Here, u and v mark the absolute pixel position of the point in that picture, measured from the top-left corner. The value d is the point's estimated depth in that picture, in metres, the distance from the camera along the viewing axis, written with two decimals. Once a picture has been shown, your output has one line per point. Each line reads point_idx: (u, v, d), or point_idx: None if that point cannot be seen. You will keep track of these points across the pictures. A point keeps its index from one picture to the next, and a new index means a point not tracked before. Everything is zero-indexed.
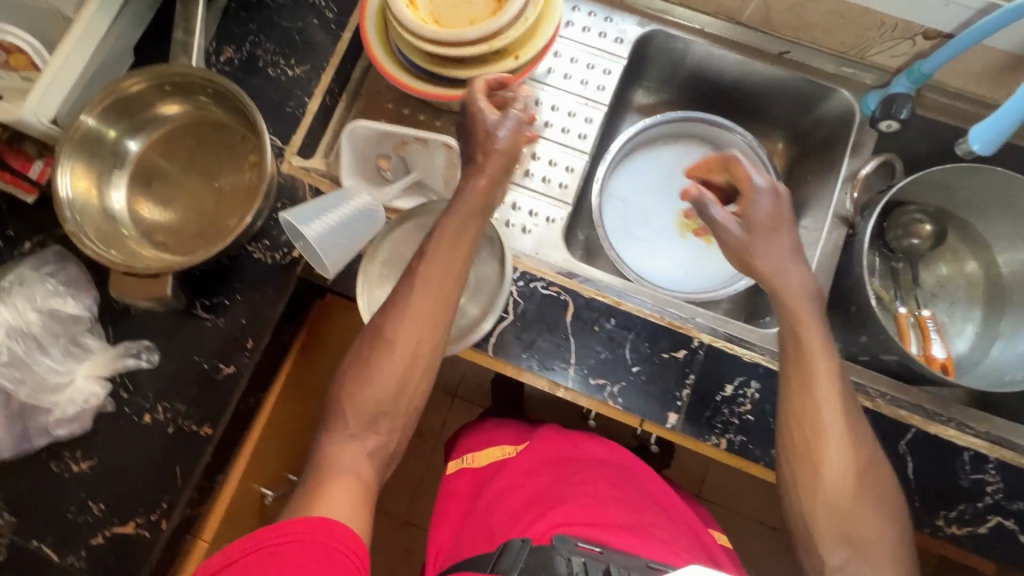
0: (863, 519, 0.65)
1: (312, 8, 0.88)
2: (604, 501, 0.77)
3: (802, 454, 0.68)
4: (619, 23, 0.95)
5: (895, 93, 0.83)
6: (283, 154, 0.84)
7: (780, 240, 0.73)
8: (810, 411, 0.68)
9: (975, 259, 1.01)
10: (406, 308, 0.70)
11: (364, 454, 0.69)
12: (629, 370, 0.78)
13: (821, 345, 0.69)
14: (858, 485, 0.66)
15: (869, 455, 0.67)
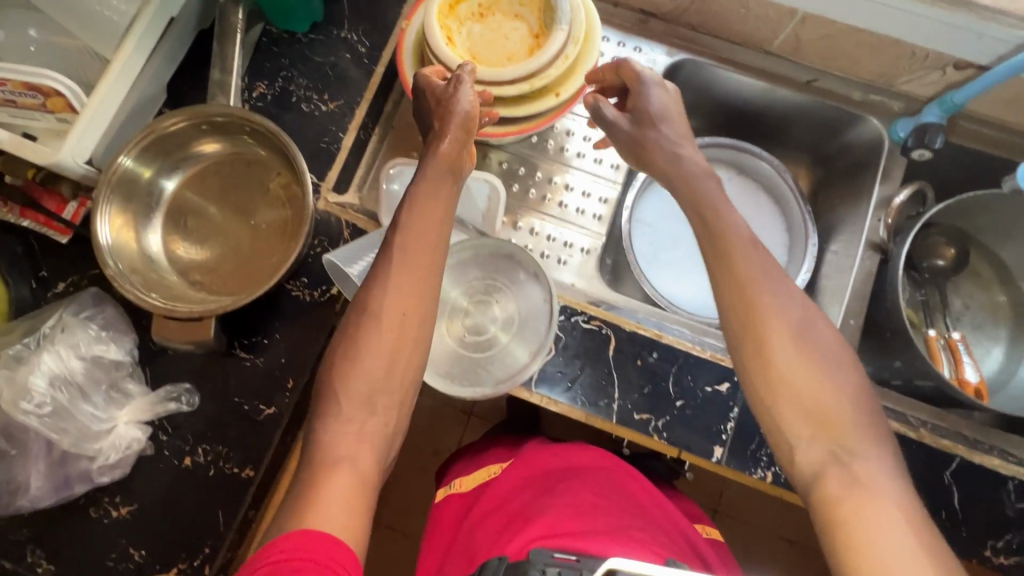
0: (830, 406, 0.54)
1: (344, 43, 0.88)
2: (588, 509, 0.74)
3: (750, 340, 0.58)
4: (648, 53, 0.95)
5: (927, 122, 0.84)
6: (319, 190, 0.84)
7: (663, 130, 0.73)
8: (737, 289, 0.59)
9: (1001, 281, 1.01)
10: (389, 275, 0.65)
11: (363, 437, 0.59)
12: (673, 404, 0.77)
13: (729, 230, 0.63)
14: (820, 376, 0.55)
15: (822, 341, 0.57)
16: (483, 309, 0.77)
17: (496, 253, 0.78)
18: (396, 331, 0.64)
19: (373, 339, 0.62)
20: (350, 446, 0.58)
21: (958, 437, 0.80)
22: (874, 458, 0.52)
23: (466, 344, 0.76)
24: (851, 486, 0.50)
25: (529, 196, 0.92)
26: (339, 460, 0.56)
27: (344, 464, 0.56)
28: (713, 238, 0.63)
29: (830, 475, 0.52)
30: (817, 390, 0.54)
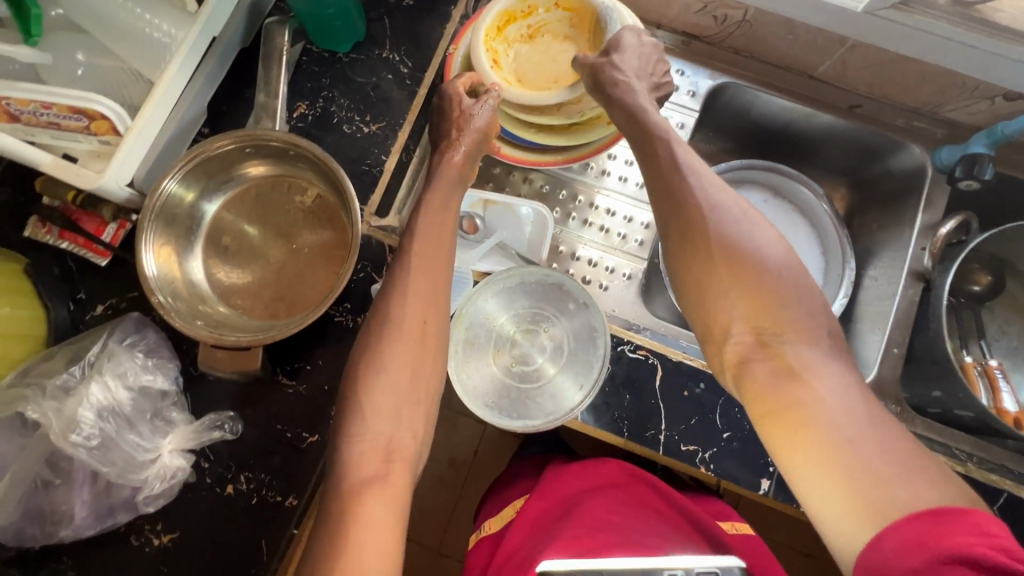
0: (755, 297, 0.61)
1: (386, 63, 0.87)
2: (606, 526, 0.69)
3: (682, 253, 0.66)
4: (691, 77, 0.95)
5: (976, 152, 0.83)
6: (361, 214, 0.83)
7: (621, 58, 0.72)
8: (679, 215, 0.66)
9: None
10: (404, 288, 0.69)
11: (388, 446, 0.64)
12: (721, 435, 0.76)
13: (660, 148, 0.68)
14: (745, 275, 0.61)
15: (747, 241, 0.63)
16: (531, 337, 0.77)
17: (543, 283, 0.77)
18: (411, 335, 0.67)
19: (396, 349, 0.67)
20: (380, 464, 0.62)
21: (1005, 470, 0.80)
22: (799, 338, 0.58)
23: (512, 373, 0.76)
24: (776, 369, 0.58)
25: (570, 220, 0.91)
26: (368, 481, 0.61)
27: (373, 483, 0.61)
28: (648, 163, 0.69)
29: (759, 363, 0.59)
30: (740, 285, 0.61)
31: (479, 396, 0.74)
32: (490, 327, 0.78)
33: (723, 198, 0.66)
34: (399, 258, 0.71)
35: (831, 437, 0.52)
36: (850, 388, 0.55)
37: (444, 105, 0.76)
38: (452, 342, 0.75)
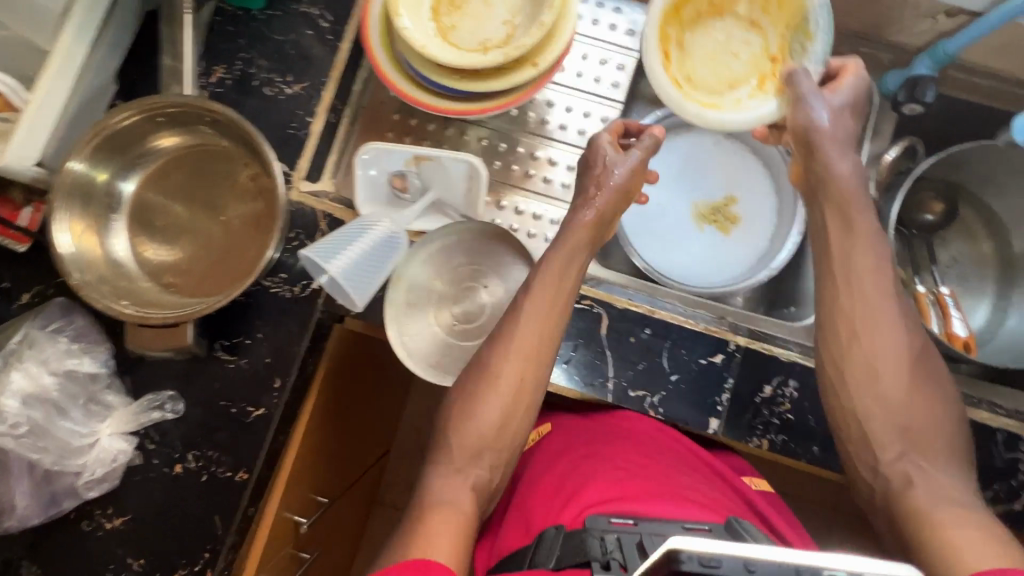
0: (919, 424, 0.64)
1: (305, 18, 0.82)
2: (644, 474, 0.66)
3: (854, 374, 0.67)
4: (629, 14, 0.91)
5: (918, 75, 0.82)
6: (291, 180, 0.80)
7: (829, 136, 0.73)
8: (859, 311, 0.68)
9: (991, 240, 1.00)
10: (512, 341, 0.69)
11: (466, 485, 0.64)
12: (668, 378, 0.77)
13: (855, 252, 0.70)
14: (920, 405, 0.65)
15: (925, 378, 0.66)
16: (468, 294, 0.75)
17: (478, 237, 0.75)
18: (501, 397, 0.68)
19: (490, 398, 0.68)
20: (459, 491, 0.64)
21: None
22: (951, 476, 0.62)
23: (453, 331, 0.75)
24: (928, 492, 0.60)
25: (512, 171, 0.88)
26: (444, 502, 0.61)
27: (450, 506, 0.61)
28: (838, 259, 0.70)
29: (914, 482, 0.61)
30: (908, 414, 0.65)
31: (422, 357, 0.73)
32: (429, 286, 0.76)
33: (920, 347, 0.68)
34: (510, 312, 0.71)
35: (944, 529, 0.56)
36: (961, 491, 0.60)
37: (589, 153, 0.78)
38: (392, 305, 0.73)
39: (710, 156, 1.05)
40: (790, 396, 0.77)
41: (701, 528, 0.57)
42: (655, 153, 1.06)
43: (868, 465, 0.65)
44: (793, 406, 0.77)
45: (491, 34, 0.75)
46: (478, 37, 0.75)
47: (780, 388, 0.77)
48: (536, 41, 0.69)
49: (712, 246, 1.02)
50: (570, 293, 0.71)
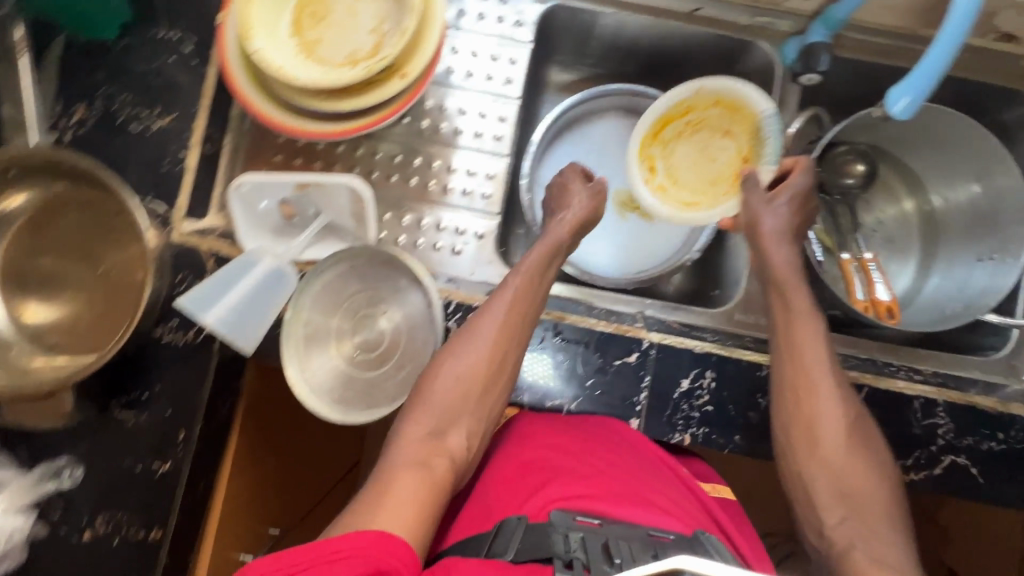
0: (863, 486, 0.65)
1: (166, 44, 0.77)
2: (612, 472, 0.64)
3: (802, 440, 0.68)
4: (516, 4, 0.86)
5: (813, 43, 0.79)
6: (170, 221, 0.75)
7: (775, 221, 0.76)
8: (804, 379, 0.69)
9: (912, 200, 0.98)
10: (496, 313, 0.71)
11: (441, 451, 0.64)
12: (584, 384, 0.76)
13: (799, 329, 0.71)
14: (860, 467, 0.66)
15: (864, 442, 0.67)
16: (366, 322, 0.73)
17: (370, 262, 0.72)
18: (479, 367, 0.69)
19: (473, 362, 0.68)
20: (428, 453, 0.63)
21: (866, 364, 0.79)
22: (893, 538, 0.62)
23: (357, 362, 0.72)
24: (871, 555, 0.60)
25: (410, 184, 0.84)
26: (415, 465, 0.61)
27: (419, 468, 0.61)
28: (783, 335, 0.72)
29: (853, 545, 0.61)
30: (850, 479, 0.65)
31: (325, 390, 0.71)
32: (326, 317, 0.73)
33: (857, 418, 0.68)
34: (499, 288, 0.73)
35: None
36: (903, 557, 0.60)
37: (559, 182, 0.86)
38: (289, 341, 0.70)
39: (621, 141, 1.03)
40: (708, 388, 0.76)
41: (664, 536, 0.55)
42: (568, 143, 1.02)
43: (814, 527, 0.65)
44: (712, 397, 0.76)
45: (358, 45, 0.70)
46: (344, 50, 0.70)
47: (698, 381, 0.76)
48: (400, 50, 0.65)
49: (633, 234, 1.00)
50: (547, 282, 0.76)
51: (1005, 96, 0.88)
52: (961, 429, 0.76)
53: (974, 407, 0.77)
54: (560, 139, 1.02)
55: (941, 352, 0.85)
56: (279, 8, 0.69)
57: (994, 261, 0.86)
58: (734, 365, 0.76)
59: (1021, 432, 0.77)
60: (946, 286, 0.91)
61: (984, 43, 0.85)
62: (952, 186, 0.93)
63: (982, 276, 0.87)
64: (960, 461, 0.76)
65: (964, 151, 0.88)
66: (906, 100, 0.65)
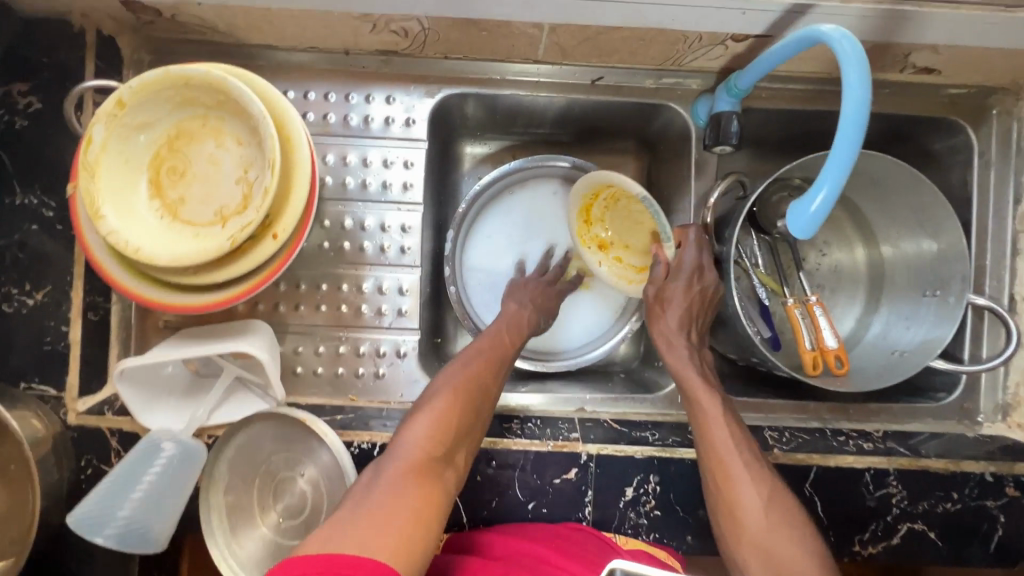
0: (795, 564, 0.57)
1: (25, 212, 0.70)
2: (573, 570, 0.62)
3: (728, 521, 0.63)
4: (403, 100, 0.80)
5: (720, 111, 0.74)
6: (63, 402, 0.71)
7: (671, 315, 0.76)
8: (712, 451, 0.67)
9: (865, 249, 0.93)
10: (487, 357, 0.72)
11: (444, 476, 0.59)
12: (526, 507, 0.73)
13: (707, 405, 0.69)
14: (789, 541, 0.59)
15: (790, 518, 0.61)
16: (286, 485, 0.69)
17: (282, 423, 0.69)
18: (483, 400, 0.67)
19: (475, 391, 0.67)
20: (433, 472, 0.58)
21: (815, 440, 0.77)
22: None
23: (282, 530, 0.68)
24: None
25: (321, 312, 0.79)
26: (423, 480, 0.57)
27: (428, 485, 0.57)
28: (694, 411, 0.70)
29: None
30: (780, 560, 0.58)
31: (255, 565, 0.67)
32: (245, 486, 0.69)
33: (777, 499, 0.63)
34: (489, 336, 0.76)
35: None
36: None
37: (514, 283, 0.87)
38: (209, 516, 0.67)
39: (548, 210, 0.95)
40: (653, 492, 0.73)
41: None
42: (490, 220, 0.95)
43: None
44: (659, 501, 0.73)
45: (227, 199, 0.65)
46: (212, 205, 0.65)
47: (642, 487, 0.73)
48: (268, 210, 0.60)
49: (572, 308, 0.94)
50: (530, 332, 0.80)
51: (932, 125, 0.84)
52: (915, 495, 0.74)
53: (926, 471, 0.75)
54: (485, 215, 0.95)
55: (891, 406, 0.83)
56: (131, 171, 0.63)
57: (937, 298, 0.83)
58: (678, 466, 0.73)
59: (975, 488, 0.75)
60: (893, 326, 0.88)
61: (904, 77, 0.80)
62: (904, 245, 0.88)
63: (927, 317, 0.83)
64: (916, 527, 0.74)
65: (908, 202, 0.83)
66: (820, 197, 0.58)
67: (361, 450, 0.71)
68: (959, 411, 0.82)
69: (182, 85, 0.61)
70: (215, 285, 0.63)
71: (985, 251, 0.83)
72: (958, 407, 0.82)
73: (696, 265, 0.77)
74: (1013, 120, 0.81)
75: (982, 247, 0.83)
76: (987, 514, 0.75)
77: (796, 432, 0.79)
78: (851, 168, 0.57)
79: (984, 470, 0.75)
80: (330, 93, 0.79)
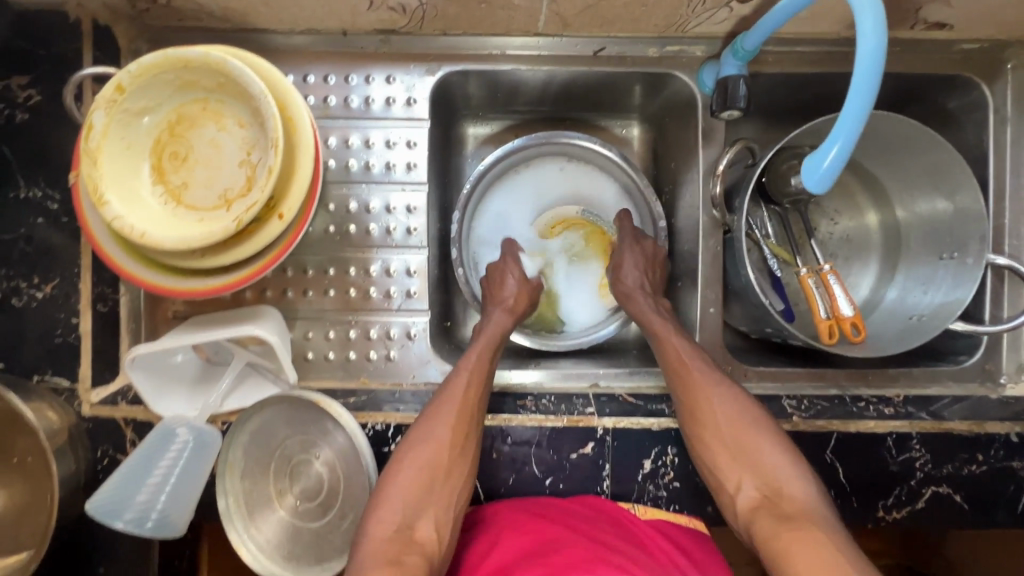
0: (757, 454, 0.65)
1: (30, 205, 0.70)
2: (573, 540, 0.61)
3: (700, 425, 0.69)
4: (404, 79, 0.79)
5: (727, 75, 0.73)
6: (77, 394, 0.71)
7: (627, 274, 0.82)
8: (676, 377, 0.72)
9: (877, 212, 0.92)
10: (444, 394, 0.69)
11: (408, 545, 0.59)
12: (543, 483, 0.73)
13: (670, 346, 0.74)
14: (748, 430, 0.67)
15: (748, 410, 0.69)
16: (301, 468, 0.69)
17: (293, 407, 0.68)
18: (445, 447, 0.66)
19: (430, 441, 0.66)
20: (395, 546, 0.59)
21: (834, 406, 0.76)
22: (793, 487, 0.62)
23: (300, 512, 0.68)
24: (781, 522, 0.59)
25: (329, 297, 0.79)
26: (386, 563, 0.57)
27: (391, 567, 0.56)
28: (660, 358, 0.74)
29: (762, 517, 0.61)
30: (743, 445, 0.66)
31: (275, 547, 0.67)
32: (261, 470, 0.69)
33: (733, 393, 0.70)
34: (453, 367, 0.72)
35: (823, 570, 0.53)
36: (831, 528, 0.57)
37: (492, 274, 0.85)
38: (227, 500, 0.67)
39: (555, 188, 0.93)
40: (672, 464, 0.72)
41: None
42: (497, 201, 0.93)
43: (727, 504, 0.66)
44: (677, 473, 0.73)
45: (229, 181, 0.64)
46: (216, 189, 0.64)
47: (661, 459, 0.72)
48: (273, 190, 0.60)
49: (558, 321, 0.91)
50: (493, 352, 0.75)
51: (945, 83, 0.82)
52: (939, 458, 0.73)
53: (950, 433, 0.73)
54: (492, 196, 0.93)
55: (911, 369, 0.81)
56: (134, 156, 0.62)
57: (954, 260, 0.80)
58: None
59: (1000, 449, 0.73)
60: (909, 291, 0.86)
61: (915, 34, 0.78)
62: (914, 203, 0.86)
63: (944, 279, 0.81)
64: (941, 491, 0.73)
65: (915, 159, 0.81)
66: (834, 151, 0.57)
67: (375, 431, 0.71)
68: (982, 372, 0.81)
69: (181, 67, 0.60)
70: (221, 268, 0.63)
71: (1004, 209, 0.81)
72: (981, 369, 0.81)
73: (634, 240, 0.85)
74: None
75: (1000, 205, 0.81)
76: (1013, 475, 0.73)
77: (814, 398, 0.78)
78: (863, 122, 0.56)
79: (1009, 431, 0.74)
80: (329, 76, 0.78)
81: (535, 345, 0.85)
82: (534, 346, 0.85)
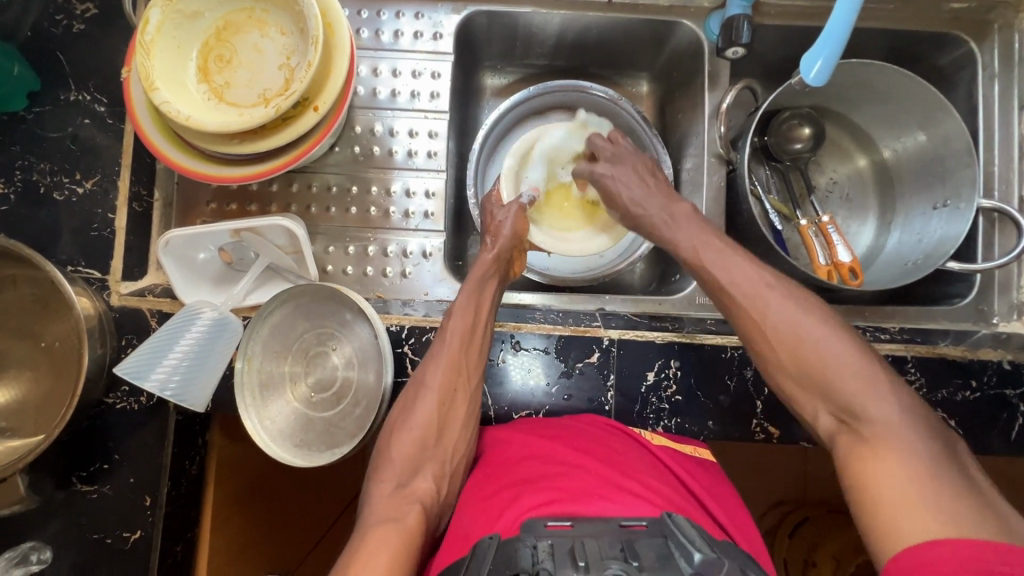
0: (841, 379, 0.56)
1: (79, 107, 0.75)
2: (587, 466, 0.59)
3: (761, 354, 0.62)
4: (431, 16, 0.85)
5: (733, 15, 0.81)
6: (107, 286, 0.74)
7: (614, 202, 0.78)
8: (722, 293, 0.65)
9: (865, 156, 0.96)
10: (434, 359, 0.69)
11: (407, 503, 0.61)
12: (548, 392, 0.75)
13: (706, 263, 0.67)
14: (815, 346, 0.58)
15: (831, 340, 0.58)
16: (318, 360, 0.72)
17: (313, 298, 0.72)
18: (446, 412, 0.67)
19: (425, 406, 0.67)
20: (397, 507, 0.61)
21: None
22: None
23: (311, 405, 0.71)
24: None
25: (351, 214, 0.83)
26: (387, 521, 0.59)
27: (389, 523, 0.58)
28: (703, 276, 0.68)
29: None
30: (811, 366, 0.58)
31: (287, 437, 0.70)
32: (279, 361, 0.72)
33: (781, 285, 0.63)
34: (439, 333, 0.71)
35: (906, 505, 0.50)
36: None
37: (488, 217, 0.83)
38: (244, 390, 0.69)
39: None
40: (674, 377, 0.75)
41: (637, 524, 0.49)
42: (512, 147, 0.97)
43: None
44: (680, 387, 0.75)
45: (270, 83, 0.69)
46: (257, 89, 0.69)
47: (663, 372, 0.75)
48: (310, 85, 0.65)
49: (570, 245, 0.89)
50: (489, 312, 0.73)
51: (936, 40, 0.87)
52: (935, 383, 0.76)
53: (944, 358, 0.76)
54: (506, 141, 0.97)
55: (906, 308, 0.84)
56: (182, 54, 0.67)
57: (949, 207, 0.84)
58: (696, 352, 0.75)
59: (993, 376, 0.76)
60: (906, 239, 0.89)
61: None
62: (899, 138, 0.91)
63: (938, 224, 0.85)
64: (937, 415, 0.75)
65: (904, 102, 0.86)
66: (819, 63, 0.66)
67: (389, 332, 0.74)
68: (975, 312, 0.83)
69: None
70: (264, 162, 0.69)
71: (992, 157, 0.85)
72: (974, 309, 0.83)
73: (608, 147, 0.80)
74: (1013, 32, 0.84)
75: (990, 154, 0.85)
76: (1007, 402, 0.76)
77: None
78: (849, 32, 0.65)
79: (1002, 358, 0.77)
80: (362, 10, 0.85)
81: (544, 277, 0.87)
82: (544, 277, 0.87)
